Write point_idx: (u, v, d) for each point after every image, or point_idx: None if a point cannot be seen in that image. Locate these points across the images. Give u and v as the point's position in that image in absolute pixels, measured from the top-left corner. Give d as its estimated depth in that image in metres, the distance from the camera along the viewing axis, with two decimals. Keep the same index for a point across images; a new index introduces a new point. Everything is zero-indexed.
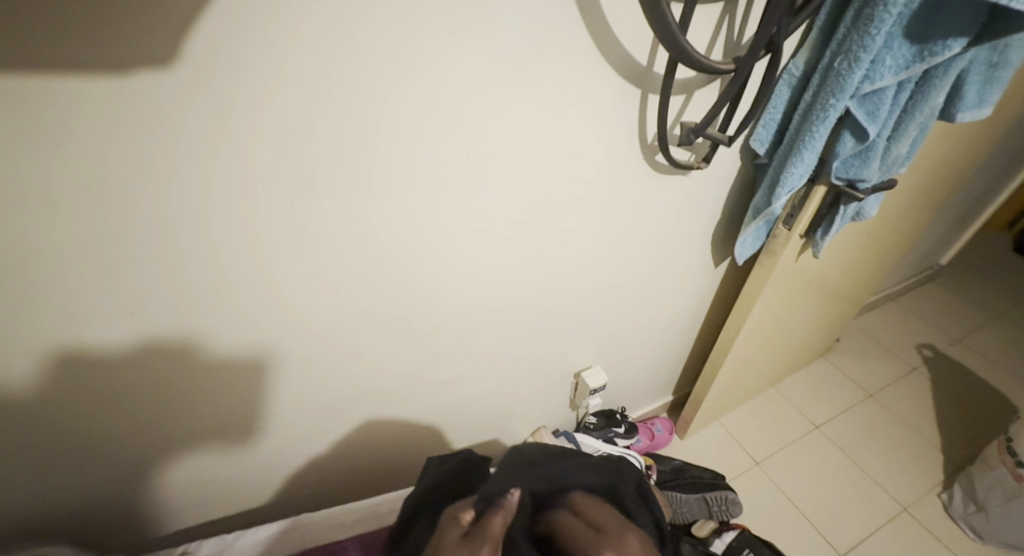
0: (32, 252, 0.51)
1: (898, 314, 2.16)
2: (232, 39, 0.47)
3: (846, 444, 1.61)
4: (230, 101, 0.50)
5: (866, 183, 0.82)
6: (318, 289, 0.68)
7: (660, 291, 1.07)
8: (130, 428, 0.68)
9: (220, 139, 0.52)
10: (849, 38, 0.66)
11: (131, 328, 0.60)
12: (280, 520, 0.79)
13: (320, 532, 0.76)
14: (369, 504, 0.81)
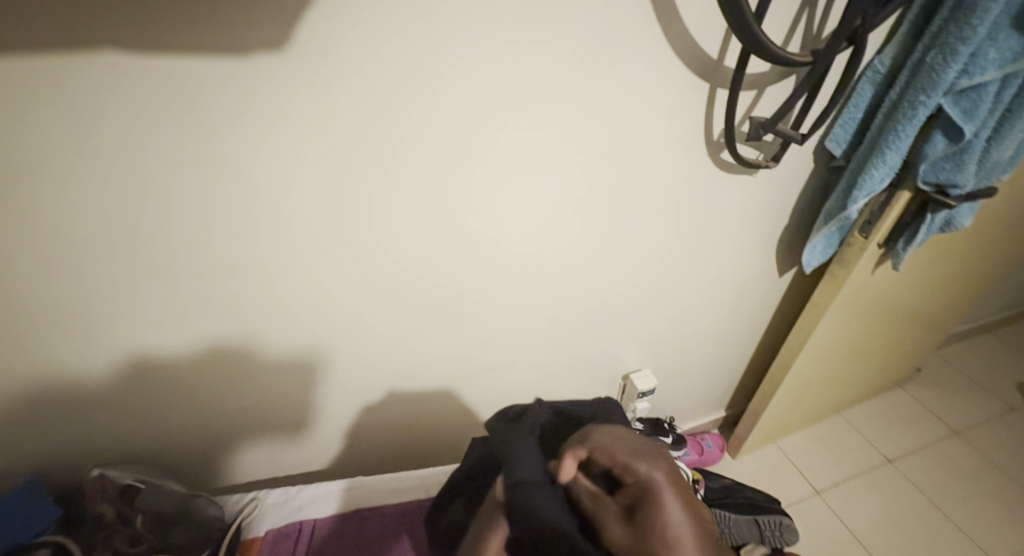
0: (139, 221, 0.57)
1: (993, 348, 1.94)
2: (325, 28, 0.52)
3: (924, 483, 1.48)
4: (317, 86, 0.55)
5: (959, 188, 0.76)
6: (379, 271, 0.71)
7: (718, 297, 1.04)
8: (208, 394, 0.74)
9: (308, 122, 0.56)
10: (945, 30, 0.62)
11: (214, 297, 0.65)
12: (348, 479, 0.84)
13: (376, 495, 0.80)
14: (416, 474, 0.84)
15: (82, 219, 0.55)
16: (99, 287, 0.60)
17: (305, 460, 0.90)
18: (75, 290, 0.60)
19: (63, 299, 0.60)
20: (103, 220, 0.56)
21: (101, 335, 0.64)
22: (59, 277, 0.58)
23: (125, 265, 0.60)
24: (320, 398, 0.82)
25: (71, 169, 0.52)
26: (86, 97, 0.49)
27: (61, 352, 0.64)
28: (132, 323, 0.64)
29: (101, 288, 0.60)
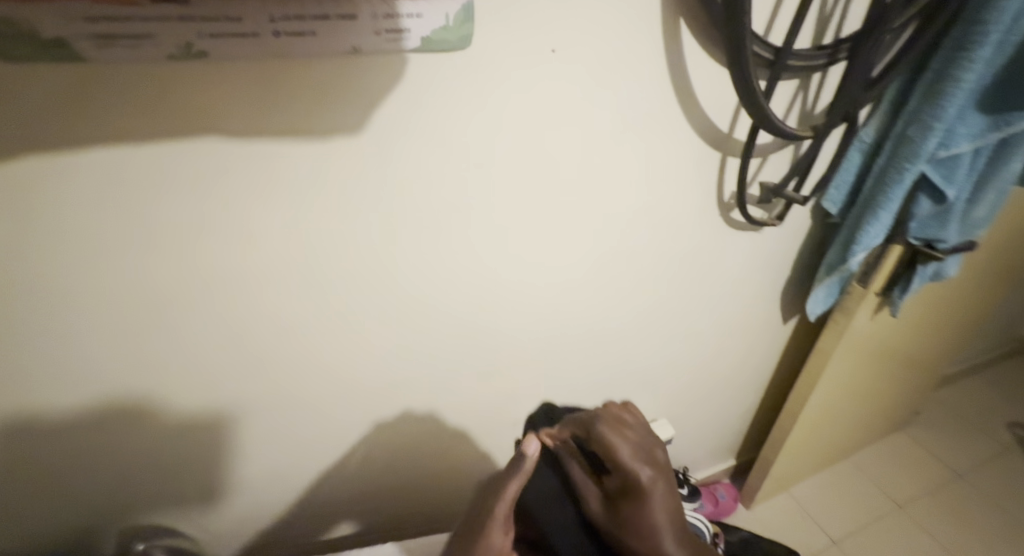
0: (189, 288, 0.58)
1: (984, 389, 2.00)
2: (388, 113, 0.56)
3: (935, 528, 1.49)
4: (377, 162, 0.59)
5: (945, 243, 0.83)
6: (419, 327, 0.74)
7: (727, 344, 1.08)
8: (238, 450, 0.74)
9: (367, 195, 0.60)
10: (921, 109, 0.70)
11: (261, 357, 0.67)
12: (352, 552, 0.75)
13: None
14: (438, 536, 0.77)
15: (135, 293, 0.56)
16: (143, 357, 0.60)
17: (329, 515, 0.90)
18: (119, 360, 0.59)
19: (108, 372, 0.59)
20: (159, 294, 0.57)
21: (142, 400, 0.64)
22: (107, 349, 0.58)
23: (173, 335, 0.60)
24: (350, 452, 0.83)
25: (128, 248, 0.53)
26: (151, 182, 0.50)
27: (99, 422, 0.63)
28: (174, 389, 0.64)
29: (147, 358, 0.61)
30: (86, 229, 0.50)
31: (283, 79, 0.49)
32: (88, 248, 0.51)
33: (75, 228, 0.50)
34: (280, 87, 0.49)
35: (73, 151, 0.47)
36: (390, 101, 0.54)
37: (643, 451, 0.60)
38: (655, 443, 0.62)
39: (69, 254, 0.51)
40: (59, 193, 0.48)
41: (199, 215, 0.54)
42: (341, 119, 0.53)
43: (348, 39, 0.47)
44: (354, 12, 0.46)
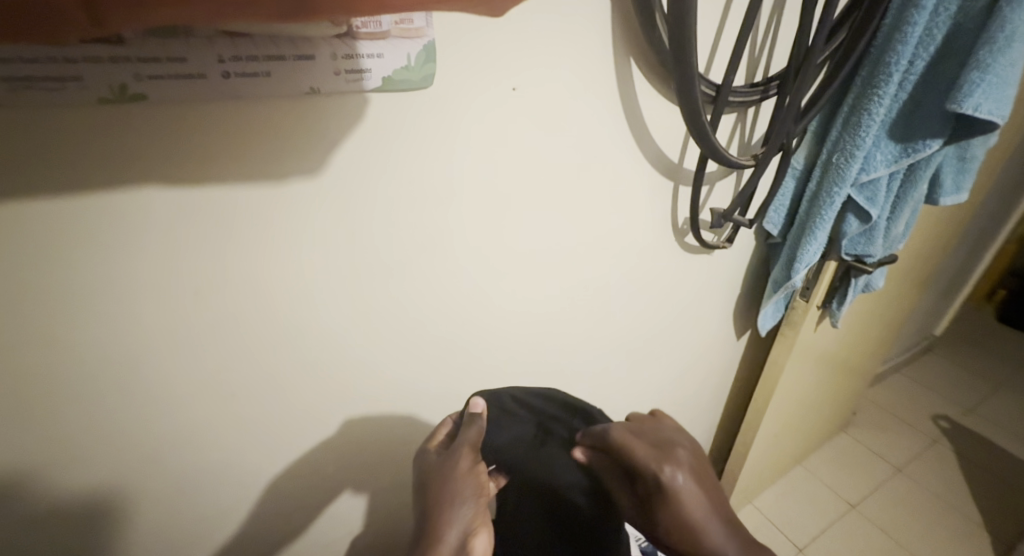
0: (120, 352, 0.51)
1: (906, 384, 2.18)
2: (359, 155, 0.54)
3: (886, 523, 1.57)
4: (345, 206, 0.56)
5: (873, 257, 0.90)
6: (384, 373, 0.70)
7: (688, 364, 1.11)
8: (179, 532, 0.65)
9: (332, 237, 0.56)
10: (842, 138, 0.77)
11: (209, 422, 0.60)
12: None
13: None
14: None
15: (52, 362, 0.48)
16: (60, 437, 0.52)
17: None
18: (30, 446, 0.51)
19: (13, 460, 0.50)
20: (83, 363, 0.50)
21: (57, 490, 0.54)
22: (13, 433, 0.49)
23: (99, 408, 0.52)
24: (311, 517, 0.75)
25: (45, 312, 0.46)
26: (71, 236, 0.44)
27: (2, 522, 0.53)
28: (100, 471, 0.56)
29: (66, 439, 0.52)
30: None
31: (233, 120, 0.46)
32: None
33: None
34: (230, 130, 0.46)
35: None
36: (349, 143, 0.52)
37: (661, 449, 0.55)
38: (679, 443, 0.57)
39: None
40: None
41: (133, 269, 0.48)
42: (297, 161, 0.50)
43: (307, 79, 0.46)
44: (313, 52, 0.44)
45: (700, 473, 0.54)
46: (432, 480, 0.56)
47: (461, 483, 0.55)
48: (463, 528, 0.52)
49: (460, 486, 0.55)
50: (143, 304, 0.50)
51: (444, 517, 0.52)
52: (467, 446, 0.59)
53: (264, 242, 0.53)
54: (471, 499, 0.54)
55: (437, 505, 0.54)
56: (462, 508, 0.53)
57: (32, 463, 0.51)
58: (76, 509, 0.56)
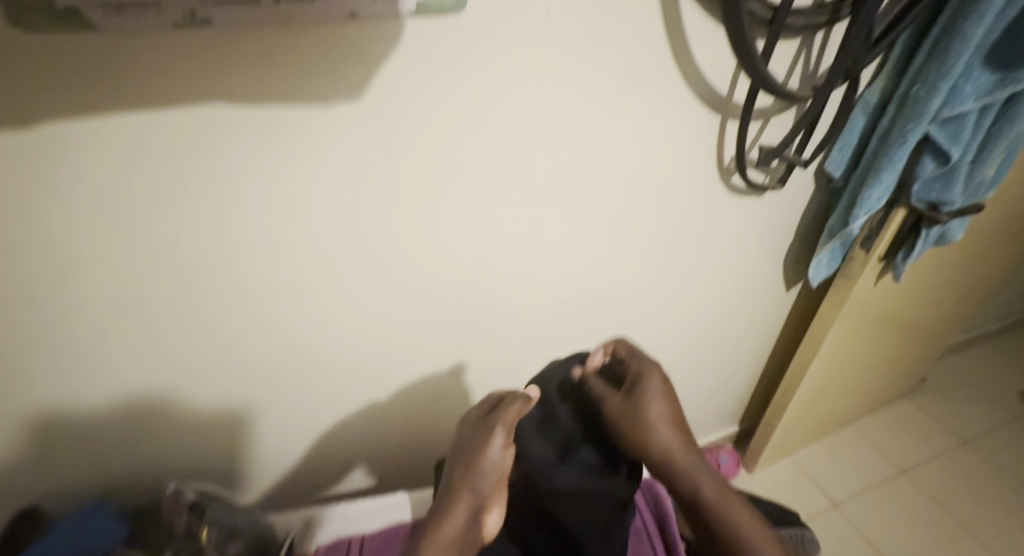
0: (198, 250, 0.61)
1: (994, 356, 1.99)
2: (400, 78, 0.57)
3: (937, 491, 1.51)
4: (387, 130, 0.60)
5: (950, 205, 0.82)
6: (422, 291, 0.76)
7: (730, 310, 1.10)
8: (251, 405, 0.78)
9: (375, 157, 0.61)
10: (926, 67, 0.69)
11: (272, 315, 0.70)
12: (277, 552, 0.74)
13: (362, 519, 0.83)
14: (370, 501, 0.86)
15: (151, 253, 0.59)
16: (160, 315, 0.64)
17: (344, 471, 0.95)
18: (134, 315, 0.63)
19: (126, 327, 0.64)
20: (171, 253, 0.60)
21: (156, 355, 0.68)
22: (125, 306, 0.62)
23: (187, 294, 0.64)
24: (360, 411, 0.87)
25: (142, 211, 0.56)
26: (158, 146, 0.53)
27: (124, 377, 0.68)
28: (188, 344, 0.68)
29: (165, 317, 0.65)
30: (100, 191, 0.54)
31: (284, 46, 0.51)
32: (102, 211, 0.55)
33: (93, 191, 0.54)
34: (278, 52, 0.51)
35: (96, 119, 0.50)
36: (388, 66, 0.55)
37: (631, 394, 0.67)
38: (642, 381, 0.68)
39: (86, 215, 0.54)
40: (74, 158, 0.51)
41: (207, 179, 0.57)
42: (341, 85, 0.55)
43: (347, 3, 0.47)
44: None
45: (665, 398, 0.67)
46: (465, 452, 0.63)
47: (488, 459, 0.61)
48: (479, 500, 0.61)
49: (483, 466, 0.61)
50: (216, 209, 0.59)
51: (464, 486, 0.61)
52: (501, 428, 0.63)
53: (312, 160, 0.59)
54: (488, 475, 0.61)
55: (462, 477, 0.61)
56: (485, 481, 0.61)
57: (139, 329, 0.65)
58: (172, 372, 0.70)
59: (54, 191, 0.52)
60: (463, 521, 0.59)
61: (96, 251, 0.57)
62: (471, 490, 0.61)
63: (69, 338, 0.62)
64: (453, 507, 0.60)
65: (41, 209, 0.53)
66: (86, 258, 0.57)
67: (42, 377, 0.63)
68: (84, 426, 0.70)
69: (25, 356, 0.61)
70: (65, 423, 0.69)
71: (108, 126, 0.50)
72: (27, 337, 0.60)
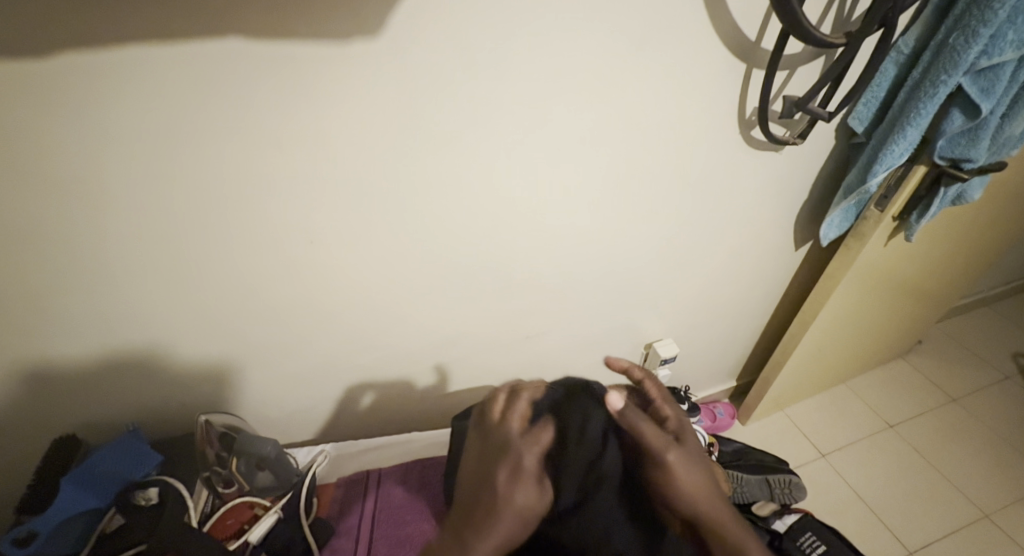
0: (216, 192, 0.61)
1: (992, 319, 2.02)
2: (421, 15, 0.55)
3: (923, 445, 1.57)
4: (406, 72, 0.59)
5: (972, 163, 0.81)
6: (434, 237, 0.76)
7: (737, 268, 1.10)
8: (265, 349, 0.80)
9: (394, 97, 0.60)
10: (968, 13, 0.66)
11: (283, 261, 0.70)
12: (290, 488, 0.78)
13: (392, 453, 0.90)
14: (405, 435, 0.92)
15: (170, 194, 0.60)
16: (178, 256, 0.65)
17: (355, 414, 0.98)
18: (152, 254, 0.64)
19: (143, 266, 0.65)
20: (188, 193, 0.60)
21: (172, 296, 0.69)
22: (145, 244, 0.63)
23: (204, 237, 0.65)
24: (370, 357, 0.89)
25: (161, 148, 0.56)
26: (176, 79, 0.53)
27: (147, 317, 0.70)
28: (204, 287, 0.69)
29: (186, 259, 0.66)
30: (118, 126, 0.54)
31: None
32: (120, 146, 0.55)
33: (113, 129, 0.54)
34: None
35: (116, 52, 0.50)
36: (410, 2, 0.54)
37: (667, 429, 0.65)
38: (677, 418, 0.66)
39: (106, 150, 0.55)
40: (93, 90, 0.51)
41: (223, 119, 0.56)
42: (359, 21, 0.54)
43: None
44: None
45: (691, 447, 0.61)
46: (490, 426, 0.60)
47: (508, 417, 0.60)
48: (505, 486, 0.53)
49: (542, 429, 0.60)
50: (230, 150, 0.59)
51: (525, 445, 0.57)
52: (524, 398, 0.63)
53: (326, 99, 0.58)
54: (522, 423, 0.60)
55: (501, 432, 0.59)
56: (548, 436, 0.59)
57: (157, 270, 0.65)
58: (187, 314, 0.71)
59: (80, 128, 0.53)
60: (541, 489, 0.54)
61: (117, 190, 0.58)
62: (523, 439, 0.57)
63: (95, 276, 0.64)
64: (513, 478, 0.53)
65: (65, 144, 0.53)
66: (111, 195, 0.58)
67: (69, 312, 0.65)
68: (110, 364, 0.72)
69: (46, 290, 0.62)
70: (97, 363, 0.72)
71: (129, 57, 0.50)
72: (49, 271, 0.61)
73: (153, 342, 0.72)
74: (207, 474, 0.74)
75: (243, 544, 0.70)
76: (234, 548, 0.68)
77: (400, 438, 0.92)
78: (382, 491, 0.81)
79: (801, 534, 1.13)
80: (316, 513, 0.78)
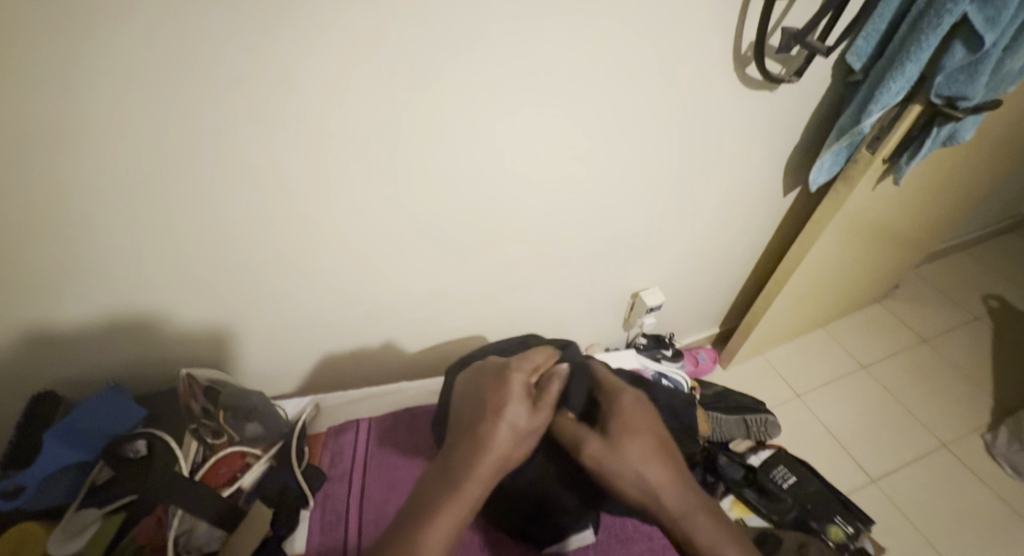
0: (177, 139, 0.57)
1: (968, 263, 2.07)
2: None
3: (892, 383, 1.64)
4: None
5: (969, 101, 0.79)
6: (419, 184, 0.73)
7: (726, 214, 1.09)
8: (245, 300, 0.78)
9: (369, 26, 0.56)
10: None
11: (258, 208, 0.67)
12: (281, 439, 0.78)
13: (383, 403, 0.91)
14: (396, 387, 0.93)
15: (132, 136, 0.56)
16: (143, 208, 0.61)
17: (342, 365, 0.98)
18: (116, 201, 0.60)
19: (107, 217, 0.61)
20: (151, 135, 0.56)
21: (142, 246, 0.65)
22: (104, 198, 0.59)
23: (170, 187, 0.61)
24: (355, 307, 0.88)
25: (108, 92, 0.51)
26: None
27: (117, 268, 0.66)
28: (176, 238, 0.66)
29: (151, 211, 0.62)
30: (54, 69, 0.48)
31: None
32: (58, 92, 0.49)
33: None
34: None
35: None
36: None
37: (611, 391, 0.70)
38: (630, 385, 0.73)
39: None
40: (16, 30, 0.45)
41: (183, 49, 0.52)
42: None
43: None
44: None
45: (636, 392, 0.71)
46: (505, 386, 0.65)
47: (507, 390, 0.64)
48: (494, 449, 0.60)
49: (550, 384, 0.67)
50: (186, 90, 0.53)
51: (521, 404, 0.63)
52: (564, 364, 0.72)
53: (288, 30, 0.53)
54: (529, 379, 0.68)
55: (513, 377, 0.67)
56: (555, 389, 0.67)
57: (124, 220, 0.62)
58: (160, 266, 0.68)
59: None
60: (510, 440, 0.61)
61: (70, 135, 0.54)
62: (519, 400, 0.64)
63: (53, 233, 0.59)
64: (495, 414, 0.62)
65: None
66: (56, 148, 0.53)
67: (28, 273, 0.61)
68: (80, 323, 0.70)
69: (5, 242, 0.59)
70: (66, 321, 0.69)
71: None
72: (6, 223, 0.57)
73: (127, 296, 0.70)
74: (195, 425, 0.74)
75: (235, 490, 0.72)
76: (227, 494, 0.70)
77: (393, 387, 0.94)
78: (372, 438, 0.83)
79: (775, 467, 1.23)
80: (308, 461, 0.79)
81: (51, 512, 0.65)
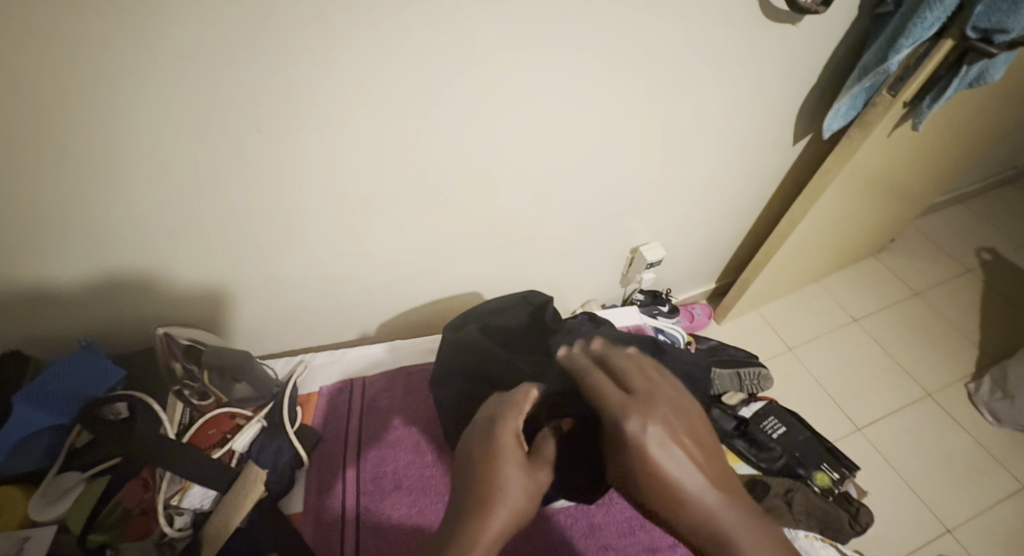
0: (138, 63, 0.50)
1: (965, 216, 2.05)
2: None
3: (882, 336, 1.65)
4: None
5: (1007, 34, 0.73)
6: (407, 125, 0.67)
7: (732, 164, 1.04)
8: (222, 255, 0.73)
9: None
10: None
11: (231, 151, 0.61)
12: (273, 397, 0.74)
13: (376, 362, 0.88)
14: (388, 346, 0.90)
15: (81, 64, 0.49)
16: (106, 147, 0.56)
17: (330, 322, 0.94)
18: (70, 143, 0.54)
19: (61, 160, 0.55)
20: (104, 64, 0.49)
21: (103, 195, 0.59)
22: (61, 136, 0.53)
23: (135, 123, 0.55)
24: (341, 262, 0.83)
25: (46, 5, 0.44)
26: None
27: (77, 218, 0.61)
28: (141, 184, 0.60)
29: (113, 150, 0.56)
30: None
31: None
32: None
33: None
34: None
35: None
36: None
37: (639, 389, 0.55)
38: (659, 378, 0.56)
39: None
40: None
41: None
42: None
43: None
44: None
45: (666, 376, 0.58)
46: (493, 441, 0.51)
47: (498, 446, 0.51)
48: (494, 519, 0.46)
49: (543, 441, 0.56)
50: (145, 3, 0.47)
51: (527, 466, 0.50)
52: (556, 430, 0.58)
53: None
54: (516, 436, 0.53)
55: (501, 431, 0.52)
56: (552, 448, 0.55)
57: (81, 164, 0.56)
58: (126, 216, 0.63)
59: None
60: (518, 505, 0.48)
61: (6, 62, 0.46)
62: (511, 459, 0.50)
63: (7, 174, 0.54)
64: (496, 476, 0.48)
65: None
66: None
67: None
68: (48, 273, 0.65)
69: None
70: (33, 272, 0.64)
71: None
72: None
73: (92, 249, 0.64)
74: (178, 387, 0.70)
75: (229, 452, 0.67)
76: (219, 456, 0.65)
77: (387, 346, 0.90)
78: (367, 399, 0.80)
79: (765, 418, 1.23)
80: (301, 422, 0.76)
81: (33, 474, 0.62)
